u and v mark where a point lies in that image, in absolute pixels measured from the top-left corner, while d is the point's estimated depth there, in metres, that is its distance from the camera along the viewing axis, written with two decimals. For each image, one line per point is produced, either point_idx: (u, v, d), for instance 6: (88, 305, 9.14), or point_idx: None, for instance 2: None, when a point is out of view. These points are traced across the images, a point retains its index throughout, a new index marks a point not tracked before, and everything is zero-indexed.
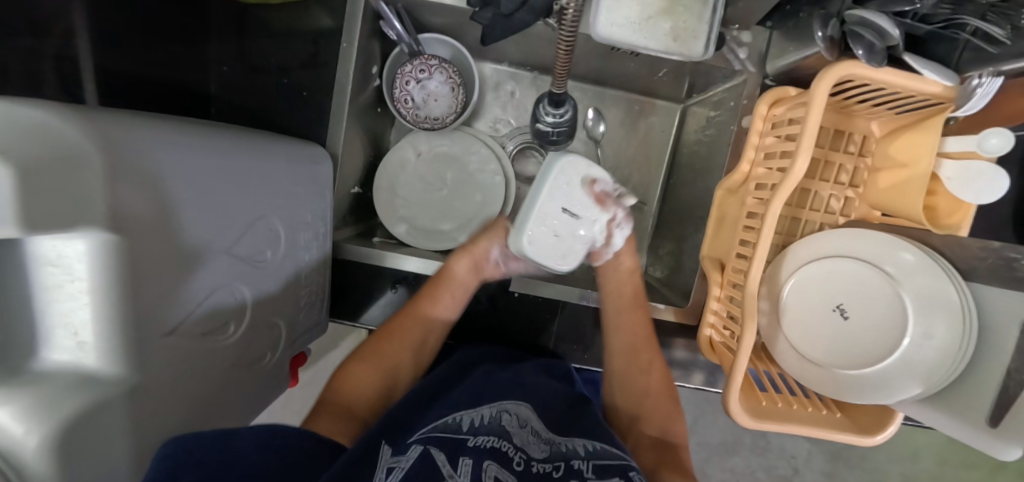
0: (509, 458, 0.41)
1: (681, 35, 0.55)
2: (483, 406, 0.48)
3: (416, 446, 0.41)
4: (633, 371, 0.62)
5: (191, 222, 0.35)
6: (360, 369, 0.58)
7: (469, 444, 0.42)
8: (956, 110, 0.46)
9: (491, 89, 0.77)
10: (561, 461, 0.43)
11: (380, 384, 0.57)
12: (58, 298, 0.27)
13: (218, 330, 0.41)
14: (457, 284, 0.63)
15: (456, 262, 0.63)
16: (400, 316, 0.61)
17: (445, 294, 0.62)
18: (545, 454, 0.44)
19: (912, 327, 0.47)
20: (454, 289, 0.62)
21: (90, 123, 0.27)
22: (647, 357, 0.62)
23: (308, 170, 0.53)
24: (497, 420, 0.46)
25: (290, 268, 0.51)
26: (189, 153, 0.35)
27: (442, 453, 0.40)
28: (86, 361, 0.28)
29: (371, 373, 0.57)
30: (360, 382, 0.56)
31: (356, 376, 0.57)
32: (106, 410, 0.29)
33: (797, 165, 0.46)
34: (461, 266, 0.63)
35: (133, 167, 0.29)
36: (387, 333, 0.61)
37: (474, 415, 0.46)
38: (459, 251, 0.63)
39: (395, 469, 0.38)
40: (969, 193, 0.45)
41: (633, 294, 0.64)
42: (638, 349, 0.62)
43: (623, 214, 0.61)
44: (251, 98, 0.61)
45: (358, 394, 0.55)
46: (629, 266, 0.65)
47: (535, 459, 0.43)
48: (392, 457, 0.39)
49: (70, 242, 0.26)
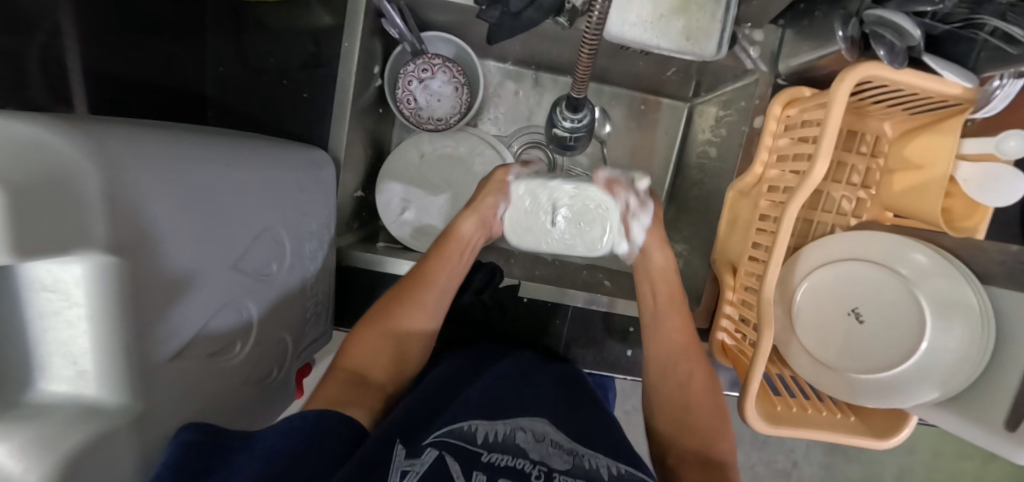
0: (526, 474, 0.39)
1: (694, 34, 0.54)
2: (498, 421, 0.46)
3: (432, 449, 0.40)
4: (676, 378, 0.58)
5: (194, 238, 0.33)
6: (365, 341, 0.54)
7: (483, 461, 0.40)
8: (976, 111, 0.46)
9: (494, 89, 0.75)
10: (585, 477, 0.41)
11: (390, 352, 0.55)
12: (54, 325, 0.25)
13: (224, 350, 0.39)
14: (465, 243, 0.62)
15: (464, 222, 0.62)
16: (407, 281, 0.58)
17: (453, 254, 0.61)
18: (566, 466, 0.42)
19: (929, 330, 0.46)
20: (461, 246, 0.62)
21: (89, 137, 0.26)
22: (687, 366, 0.59)
23: (312, 175, 0.51)
24: (511, 437, 0.44)
25: (297, 279, 0.49)
26: (187, 166, 0.33)
27: (457, 463, 0.39)
28: (85, 391, 0.26)
29: (381, 342, 0.54)
30: (370, 351, 0.53)
31: (363, 346, 0.54)
32: (113, 442, 0.27)
33: (816, 169, 0.45)
34: (468, 225, 0.62)
35: (132, 183, 0.27)
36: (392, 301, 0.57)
37: (489, 429, 0.44)
38: (466, 210, 0.63)
39: (409, 473, 0.37)
40: (987, 196, 0.45)
41: (669, 294, 0.61)
42: (681, 356, 0.59)
43: (637, 202, 0.63)
44: (251, 99, 0.59)
45: (371, 365, 0.53)
46: (662, 265, 0.62)
47: (556, 472, 0.41)
48: (406, 459, 0.38)
49: (66, 266, 0.24)
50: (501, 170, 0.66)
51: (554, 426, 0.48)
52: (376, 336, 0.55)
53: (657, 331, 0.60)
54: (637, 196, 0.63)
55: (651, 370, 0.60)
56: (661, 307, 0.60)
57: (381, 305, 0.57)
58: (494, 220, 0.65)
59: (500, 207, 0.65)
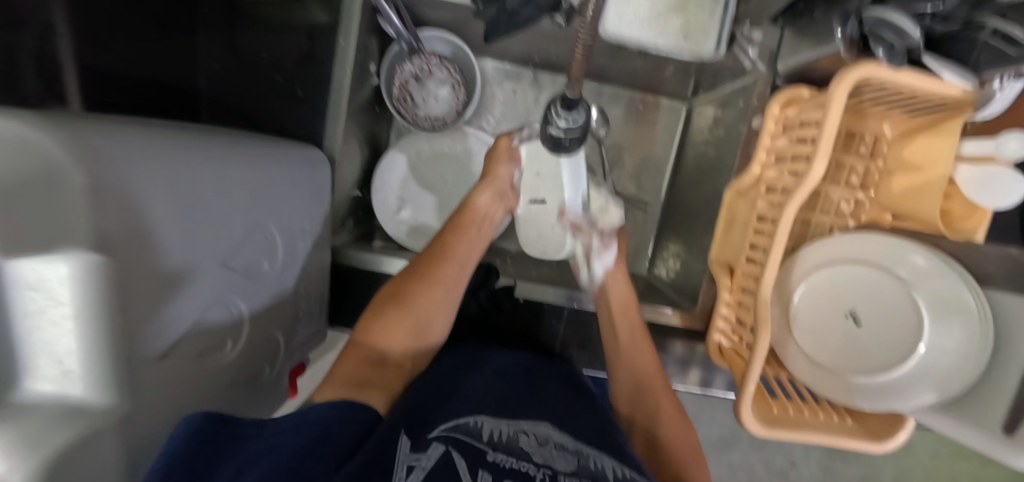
0: (530, 475, 0.39)
1: (692, 32, 0.53)
2: (503, 421, 0.46)
3: (438, 444, 0.40)
4: (653, 400, 0.57)
5: (179, 235, 0.33)
6: (387, 316, 0.53)
7: (489, 458, 0.40)
8: (977, 111, 0.45)
9: (492, 88, 0.74)
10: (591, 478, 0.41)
11: (408, 324, 0.54)
12: (36, 325, 0.23)
13: (213, 348, 0.38)
14: (480, 217, 0.62)
15: (479, 196, 0.63)
16: (425, 256, 0.58)
17: (469, 228, 0.61)
18: (572, 468, 0.42)
19: (927, 335, 0.46)
20: (479, 221, 0.62)
21: (74, 133, 0.25)
22: (664, 393, 0.58)
23: (306, 174, 0.51)
24: (515, 440, 0.44)
25: (288, 278, 0.49)
26: (176, 162, 0.32)
27: (464, 460, 0.38)
28: (71, 391, 0.26)
29: (400, 314, 0.54)
30: (389, 323, 0.53)
31: (382, 321, 0.53)
32: (95, 442, 0.27)
33: (814, 170, 0.45)
34: (485, 198, 0.63)
35: (118, 181, 0.27)
36: (408, 276, 0.56)
37: (495, 428, 0.45)
38: (481, 183, 0.64)
39: (416, 467, 0.37)
40: (987, 196, 0.44)
41: (631, 328, 0.60)
42: (643, 388, 0.58)
43: (602, 244, 0.65)
44: (241, 94, 0.58)
45: (391, 340, 0.53)
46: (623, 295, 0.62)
47: (562, 473, 0.41)
48: (410, 454, 0.38)
49: (53, 265, 0.23)
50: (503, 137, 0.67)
51: (558, 429, 0.48)
52: (394, 309, 0.54)
53: (636, 354, 0.59)
54: (601, 238, 0.66)
55: (628, 395, 0.59)
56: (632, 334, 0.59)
57: (397, 279, 0.56)
58: (510, 194, 0.66)
59: (513, 176, 0.66)
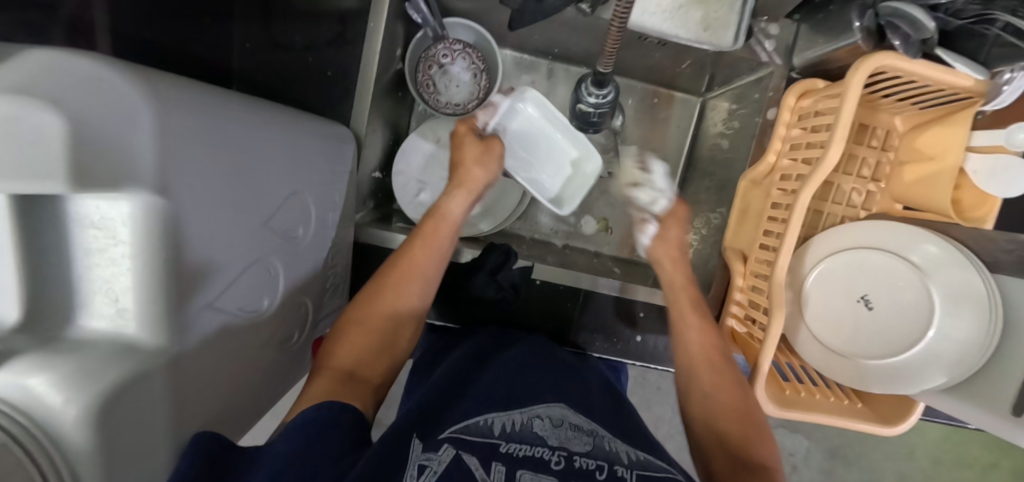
0: (546, 461, 0.40)
1: (712, 24, 0.55)
2: (514, 411, 0.46)
3: (449, 447, 0.39)
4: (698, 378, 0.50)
5: (229, 188, 0.34)
6: (351, 337, 0.50)
7: (502, 451, 0.40)
8: (986, 104, 0.46)
9: (510, 79, 0.76)
10: (605, 461, 0.41)
11: (375, 341, 0.51)
12: (99, 262, 0.26)
13: (255, 306, 0.40)
14: (451, 222, 0.59)
15: (450, 202, 0.60)
16: (390, 271, 0.55)
17: (440, 235, 0.58)
18: (587, 448, 0.43)
19: (937, 319, 0.47)
20: (449, 227, 0.58)
21: (143, 77, 0.27)
22: (716, 368, 0.50)
23: (336, 149, 0.52)
24: (528, 426, 0.44)
25: (320, 247, 0.50)
26: (226, 116, 0.33)
27: (474, 457, 0.38)
28: (125, 329, 0.27)
29: (366, 335, 0.50)
30: (359, 345, 0.49)
31: (347, 342, 0.50)
32: (147, 383, 0.28)
33: (829, 155, 0.46)
34: (455, 204, 0.60)
35: (183, 127, 0.28)
36: (374, 295, 0.53)
37: (506, 420, 0.44)
38: (452, 188, 0.61)
39: (427, 468, 0.37)
40: (997, 185, 0.46)
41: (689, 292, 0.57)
42: (710, 350, 0.52)
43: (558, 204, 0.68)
44: (273, 74, 0.59)
45: (356, 359, 0.49)
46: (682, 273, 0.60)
47: (577, 454, 0.41)
48: (423, 453, 0.38)
49: (115, 203, 0.25)
50: (464, 124, 0.64)
51: (572, 410, 0.48)
52: (361, 331, 0.50)
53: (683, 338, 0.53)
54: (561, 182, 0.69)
55: (679, 381, 0.52)
56: (677, 302, 0.56)
57: (359, 299, 0.53)
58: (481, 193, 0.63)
59: (484, 176, 0.62)
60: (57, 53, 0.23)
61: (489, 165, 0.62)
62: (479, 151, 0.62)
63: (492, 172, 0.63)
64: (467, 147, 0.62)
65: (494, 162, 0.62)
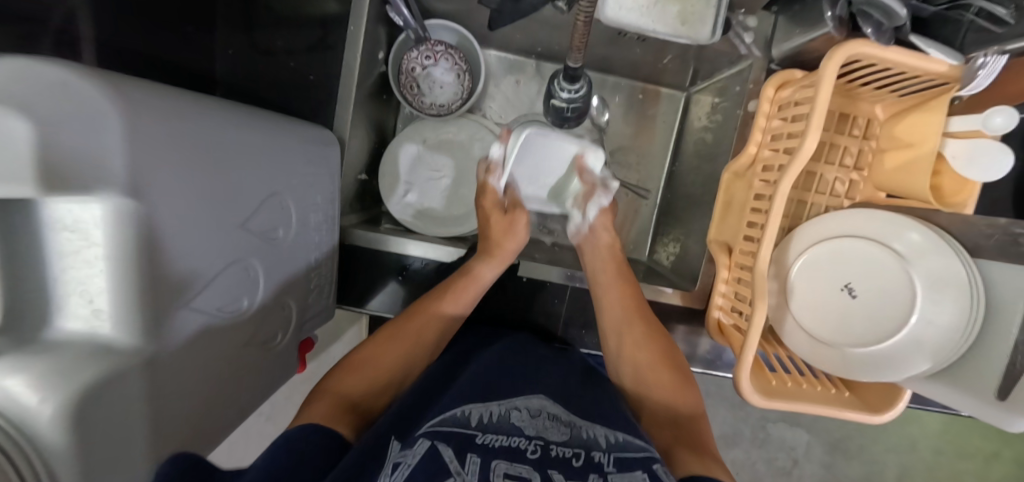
0: (521, 450, 0.40)
1: (689, 18, 0.55)
2: (493, 402, 0.46)
3: (424, 440, 0.39)
4: (626, 337, 0.58)
5: (204, 192, 0.34)
6: (360, 371, 0.51)
7: (478, 442, 0.40)
8: (962, 89, 0.47)
9: (495, 79, 0.77)
10: (582, 448, 0.42)
11: (381, 382, 0.52)
12: (73, 264, 0.26)
13: (234, 306, 0.40)
14: (481, 288, 0.60)
15: (484, 266, 0.61)
16: (413, 314, 0.57)
17: (467, 296, 0.59)
18: (564, 438, 0.43)
19: (920, 307, 0.47)
20: (478, 291, 0.60)
21: (110, 82, 0.27)
22: (640, 327, 0.58)
23: (318, 151, 0.53)
24: (505, 417, 0.45)
25: (301, 248, 0.50)
26: (198, 121, 0.34)
27: (450, 449, 0.39)
28: (101, 330, 0.28)
29: (373, 373, 0.51)
30: (364, 380, 0.50)
31: (355, 372, 0.51)
32: (124, 381, 0.28)
33: (805, 144, 0.46)
34: (490, 270, 0.61)
35: (154, 132, 0.29)
36: (393, 334, 0.55)
37: (484, 411, 0.45)
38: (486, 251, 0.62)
39: (401, 464, 0.37)
40: (976, 171, 0.47)
41: (616, 265, 0.63)
42: (632, 319, 0.58)
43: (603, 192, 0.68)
44: (256, 80, 0.60)
45: (359, 392, 0.49)
46: (607, 242, 0.65)
47: (554, 443, 0.42)
48: (399, 452, 0.39)
49: (87, 206, 0.26)
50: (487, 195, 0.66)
51: (551, 401, 0.49)
52: (372, 367, 0.52)
53: (608, 299, 0.60)
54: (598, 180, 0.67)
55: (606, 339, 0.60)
56: (603, 263, 0.63)
57: (379, 335, 0.54)
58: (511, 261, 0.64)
59: (517, 241, 0.63)
60: (23, 61, 0.24)
61: (518, 235, 0.63)
62: (505, 224, 0.63)
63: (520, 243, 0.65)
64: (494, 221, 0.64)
65: (522, 235, 0.63)
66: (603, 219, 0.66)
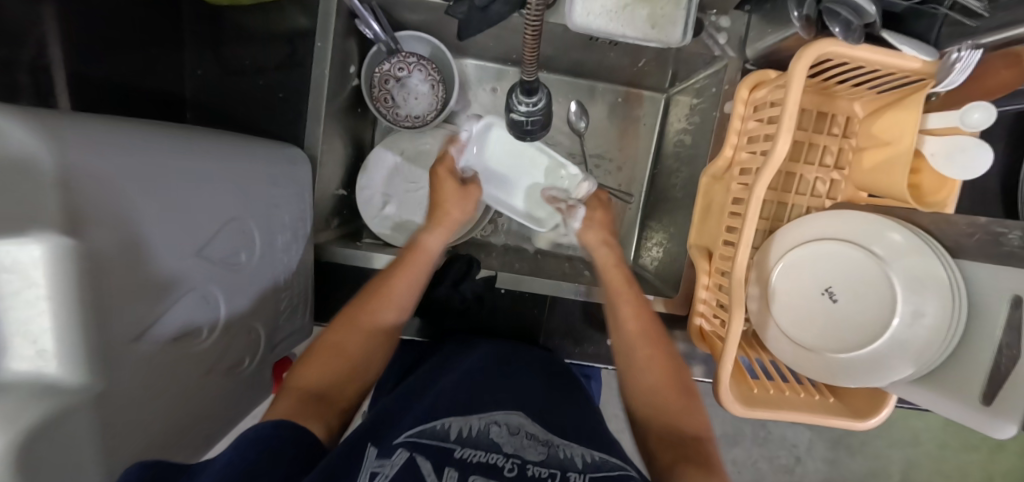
0: (498, 468, 0.39)
1: (659, 21, 0.54)
2: (474, 416, 0.45)
3: (403, 449, 0.39)
4: (631, 360, 0.56)
5: (148, 223, 0.33)
6: (320, 360, 0.51)
7: (456, 456, 0.40)
8: (936, 84, 0.44)
9: (472, 88, 0.76)
10: (558, 468, 0.41)
11: (347, 368, 0.51)
12: (13, 305, 0.25)
13: (190, 335, 0.40)
14: (428, 256, 0.61)
15: (429, 236, 0.62)
16: (366, 300, 0.56)
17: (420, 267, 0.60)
18: (541, 458, 0.42)
19: (901, 307, 0.46)
20: (427, 260, 0.61)
21: (33, 117, 0.26)
22: (646, 350, 0.56)
23: (285, 170, 0.53)
24: (486, 432, 0.43)
25: (267, 271, 0.50)
26: (139, 152, 0.33)
27: (429, 461, 0.39)
28: (48, 369, 0.27)
29: (337, 359, 0.51)
30: (326, 368, 0.50)
31: (320, 365, 0.50)
32: (69, 419, 0.27)
33: (778, 146, 0.45)
34: (434, 240, 0.62)
35: (92, 169, 0.28)
36: (353, 319, 0.54)
37: (463, 425, 0.44)
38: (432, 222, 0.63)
39: (378, 474, 0.37)
40: (955, 169, 0.45)
41: (624, 281, 0.61)
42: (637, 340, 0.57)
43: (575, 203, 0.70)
44: (225, 99, 0.61)
45: (323, 380, 0.49)
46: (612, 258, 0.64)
47: (530, 463, 0.41)
48: (376, 460, 0.38)
49: (24, 246, 0.24)
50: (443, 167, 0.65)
51: (529, 418, 0.47)
52: (337, 354, 0.52)
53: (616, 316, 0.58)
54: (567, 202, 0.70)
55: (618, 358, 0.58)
56: (612, 284, 0.60)
57: (337, 323, 0.54)
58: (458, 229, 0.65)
59: (458, 209, 0.64)
60: None
61: (467, 203, 0.65)
62: (457, 189, 0.64)
63: (466, 212, 0.66)
64: (445, 187, 0.64)
65: (471, 202, 0.65)
66: (595, 233, 0.66)
